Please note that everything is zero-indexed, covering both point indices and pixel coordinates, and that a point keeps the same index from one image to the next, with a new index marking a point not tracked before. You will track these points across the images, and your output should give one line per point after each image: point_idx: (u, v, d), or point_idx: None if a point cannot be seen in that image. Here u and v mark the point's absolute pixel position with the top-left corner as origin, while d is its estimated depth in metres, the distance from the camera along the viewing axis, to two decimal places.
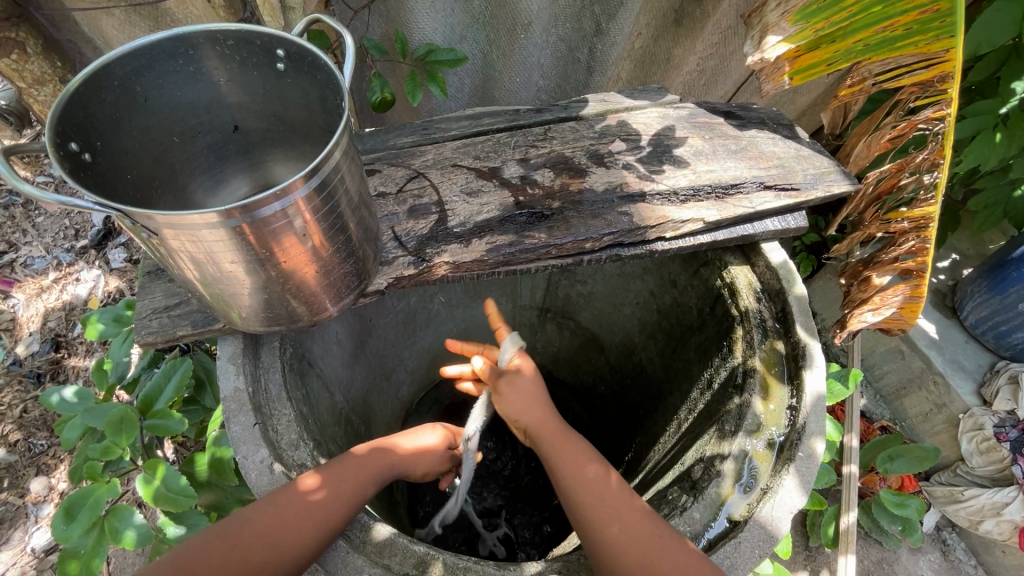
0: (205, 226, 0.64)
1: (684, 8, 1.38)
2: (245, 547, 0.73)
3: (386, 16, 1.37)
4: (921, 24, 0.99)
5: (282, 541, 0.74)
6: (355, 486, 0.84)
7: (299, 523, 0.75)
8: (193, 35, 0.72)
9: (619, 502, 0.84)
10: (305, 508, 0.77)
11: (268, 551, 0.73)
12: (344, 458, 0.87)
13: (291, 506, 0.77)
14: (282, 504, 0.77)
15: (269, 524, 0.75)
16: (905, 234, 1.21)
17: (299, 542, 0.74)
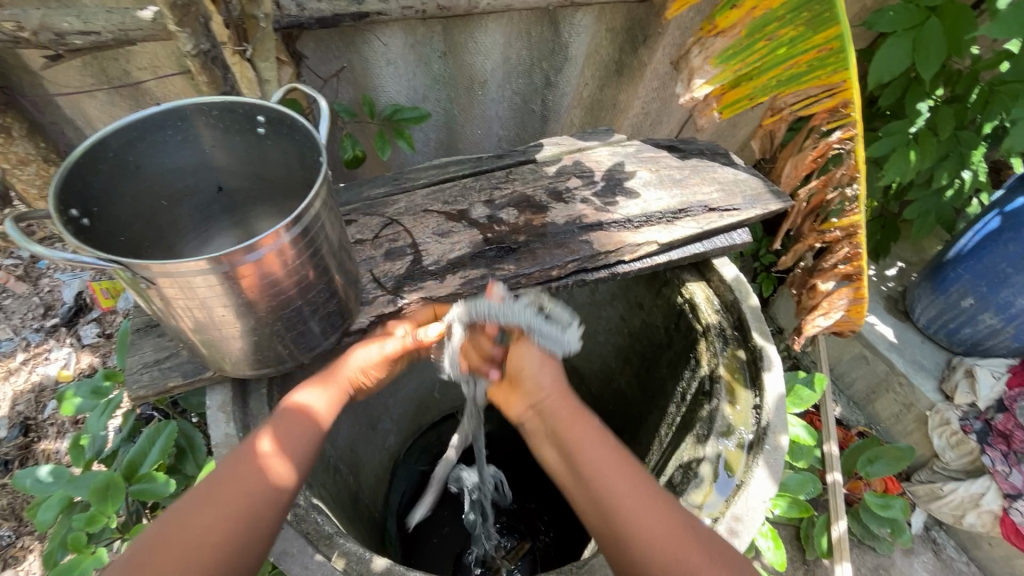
0: (197, 273, 0.70)
1: (623, 59, 1.54)
2: (167, 554, 0.67)
3: (353, 82, 1.46)
4: (821, 60, 1.12)
5: (209, 546, 0.69)
6: (282, 472, 0.77)
7: (233, 507, 0.72)
8: (183, 108, 0.80)
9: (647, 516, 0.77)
10: (227, 504, 0.72)
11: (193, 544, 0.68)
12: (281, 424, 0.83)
13: (211, 505, 0.72)
14: (201, 497, 0.72)
15: (193, 511, 0.71)
16: (839, 242, 1.33)
17: (228, 542, 0.70)
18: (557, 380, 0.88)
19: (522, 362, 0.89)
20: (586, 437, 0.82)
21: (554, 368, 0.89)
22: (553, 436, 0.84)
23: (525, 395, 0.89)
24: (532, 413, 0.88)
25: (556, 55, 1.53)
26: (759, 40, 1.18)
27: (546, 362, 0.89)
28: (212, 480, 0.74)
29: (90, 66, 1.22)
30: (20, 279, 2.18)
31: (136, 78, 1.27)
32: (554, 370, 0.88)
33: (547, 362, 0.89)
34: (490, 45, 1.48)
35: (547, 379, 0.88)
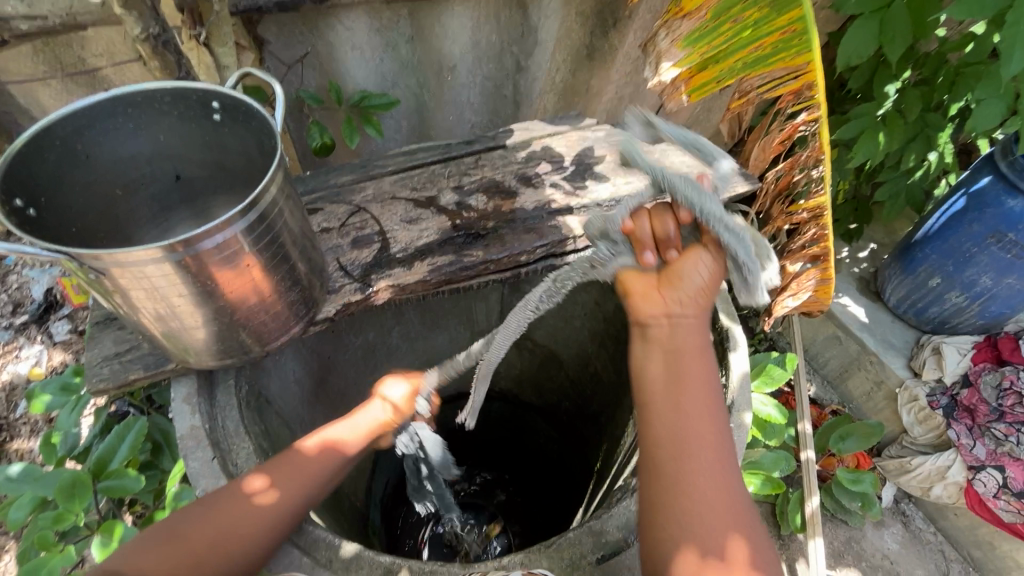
0: (150, 263, 0.69)
1: (594, 43, 1.53)
2: (184, 541, 0.77)
3: (319, 68, 1.43)
4: (785, 42, 1.11)
5: (238, 531, 0.78)
6: (309, 481, 0.88)
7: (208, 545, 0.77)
8: (133, 94, 0.78)
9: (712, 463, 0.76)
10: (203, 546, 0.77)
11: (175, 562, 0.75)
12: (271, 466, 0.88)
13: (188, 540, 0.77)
14: (188, 525, 0.78)
15: (219, 504, 0.80)
16: (807, 223, 1.35)
17: (252, 528, 0.80)
18: (699, 298, 0.86)
19: (692, 268, 0.86)
20: (699, 382, 0.81)
21: (705, 300, 0.87)
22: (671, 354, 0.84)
23: (670, 301, 0.86)
24: (665, 322, 0.87)
25: (526, 39, 1.51)
26: (724, 21, 1.19)
27: (703, 288, 0.86)
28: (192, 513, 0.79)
29: (42, 53, 1.18)
30: None
31: (91, 65, 1.23)
32: (702, 305, 0.87)
33: (712, 274, 0.87)
34: (458, 29, 1.46)
35: (695, 288, 0.86)
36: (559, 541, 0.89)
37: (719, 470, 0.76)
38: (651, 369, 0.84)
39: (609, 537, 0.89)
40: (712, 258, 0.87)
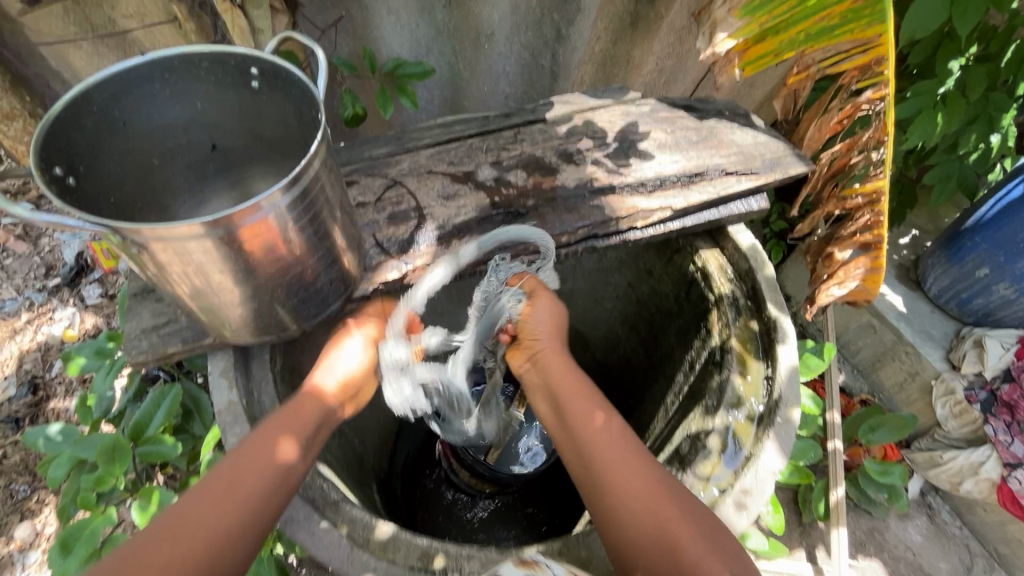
0: (191, 238, 0.67)
1: (639, 10, 1.45)
2: (193, 519, 0.72)
3: (352, 33, 1.37)
4: (855, 12, 1.05)
5: (249, 480, 0.76)
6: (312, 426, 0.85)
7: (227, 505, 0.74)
8: (169, 58, 0.74)
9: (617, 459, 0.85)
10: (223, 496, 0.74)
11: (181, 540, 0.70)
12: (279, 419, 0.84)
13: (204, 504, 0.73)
14: (201, 497, 0.74)
15: (217, 496, 0.74)
16: (860, 209, 1.28)
17: (253, 504, 0.75)
18: (552, 334, 1.02)
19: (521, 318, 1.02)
20: (579, 399, 0.93)
21: (554, 330, 1.02)
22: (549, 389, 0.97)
23: (526, 349, 1.03)
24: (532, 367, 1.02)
25: (567, 6, 1.43)
26: None
27: (549, 319, 1.02)
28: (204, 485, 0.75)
29: (73, 13, 1.14)
30: (19, 238, 2.14)
31: (123, 27, 1.19)
32: (556, 330, 1.03)
33: (550, 314, 1.02)
34: None
35: (537, 328, 1.02)
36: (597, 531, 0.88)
37: (630, 481, 0.82)
38: (542, 409, 0.98)
39: None
40: (542, 301, 1.03)
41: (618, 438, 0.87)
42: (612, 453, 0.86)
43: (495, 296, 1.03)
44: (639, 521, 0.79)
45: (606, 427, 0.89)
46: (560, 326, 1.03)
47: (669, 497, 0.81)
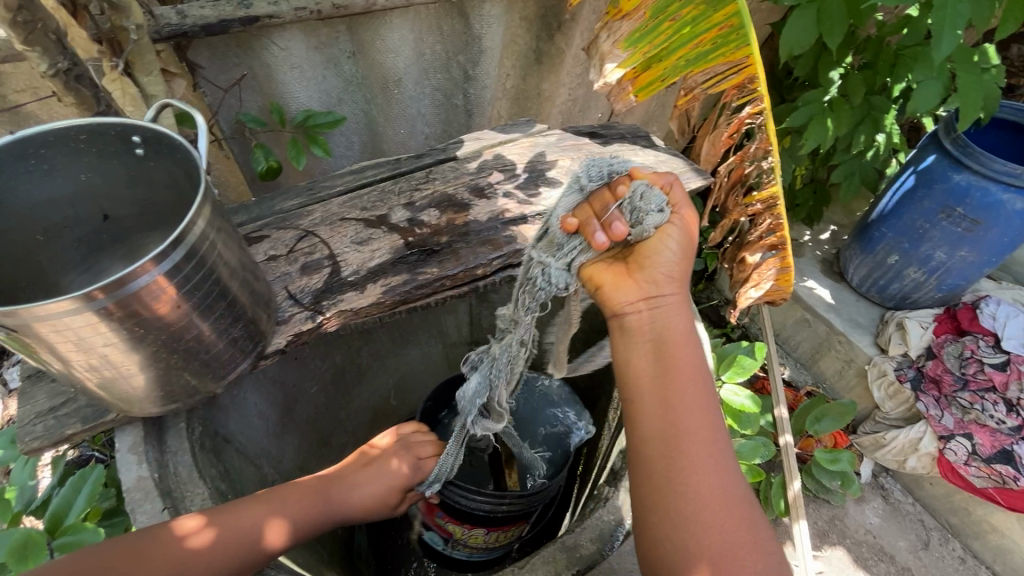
0: (68, 315, 0.65)
1: (541, 47, 1.53)
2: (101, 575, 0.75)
3: (260, 89, 1.38)
4: (723, 38, 1.13)
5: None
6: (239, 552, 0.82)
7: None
8: (42, 134, 0.73)
9: (703, 440, 0.78)
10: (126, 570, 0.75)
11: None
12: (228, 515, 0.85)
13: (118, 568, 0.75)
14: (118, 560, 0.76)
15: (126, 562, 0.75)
16: (762, 214, 1.36)
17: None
18: (680, 272, 0.88)
19: (657, 246, 0.86)
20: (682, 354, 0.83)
21: (683, 271, 0.88)
22: (656, 337, 0.85)
23: (646, 287, 0.86)
24: (643, 309, 0.86)
25: (471, 48, 1.50)
26: (663, 20, 1.18)
27: (678, 257, 0.87)
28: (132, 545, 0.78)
29: None
30: None
31: (14, 102, 1.17)
32: (683, 272, 0.88)
33: (681, 250, 0.88)
34: (401, 42, 1.43)
35: (670, 264, 0.87)
36: (532, 561, 0.90)
37: (705, 476, 0.75)
38: (639, 361, 0.85)
39: (583, 550, 0.91)
40: (683, 230, 0.88)
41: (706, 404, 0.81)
42: (700, 430, 0.79)
43: (641, 208, 0.86)
44: (701, 516, 0.73)
45: (698, 389, 0.82)
46: (686, 266, 0.89)
47: (741, 502, 0.75)
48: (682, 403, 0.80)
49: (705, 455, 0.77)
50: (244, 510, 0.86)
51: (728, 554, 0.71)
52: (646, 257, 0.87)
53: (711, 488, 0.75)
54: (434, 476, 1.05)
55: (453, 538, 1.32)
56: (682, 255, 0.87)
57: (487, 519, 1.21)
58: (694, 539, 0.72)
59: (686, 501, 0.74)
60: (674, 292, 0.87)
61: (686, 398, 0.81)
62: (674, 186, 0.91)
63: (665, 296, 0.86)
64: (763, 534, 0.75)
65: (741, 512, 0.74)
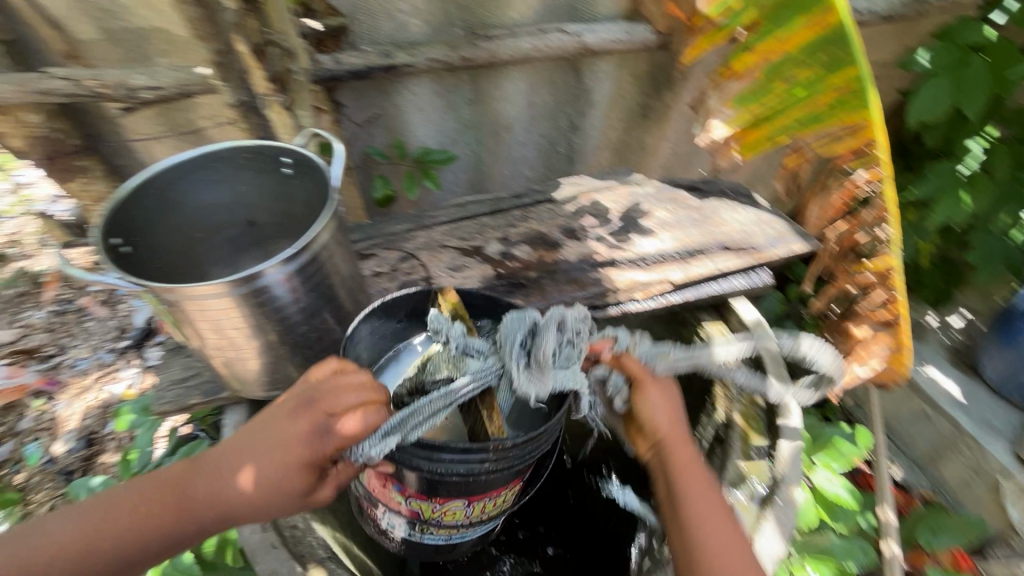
0: (213, 297, 0.77)
1: (650, 102, 1.62)
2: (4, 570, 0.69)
3: (388, 127, 1.56)
4: (840, 101, 1.07)
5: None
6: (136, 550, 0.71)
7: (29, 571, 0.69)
8: (218, 151, 0.90)
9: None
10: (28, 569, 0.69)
11: None
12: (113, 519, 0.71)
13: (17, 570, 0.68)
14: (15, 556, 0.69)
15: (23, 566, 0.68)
16: (874, 286, 1.26)
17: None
18: (675, 427, 0.84)
19: (641, 403, 0.84)
20: (706, 516, 0.77)
21: (678, 423, 0.84)
22: (671, 500, 0.80)
23: (648, 440, 0.85)
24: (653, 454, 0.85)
25: (580, 100, 1.58)
26: (776, 82, 1.17)
27: (670, 409, 0.85)
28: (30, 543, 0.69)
29: (161, 117, 1.37)
30: (102, 304, 2.42)
31: (198, 126, 1.41)
32: (678, 425, 0.84)
33: (665, 404, 0.85)
34: (515, 92, 1.54)
35: (664, 424, 0.84)
36: None
37: None
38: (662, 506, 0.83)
39: None
40: (656, 392, 0.85)
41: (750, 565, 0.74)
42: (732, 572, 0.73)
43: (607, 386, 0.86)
44: None
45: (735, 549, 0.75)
46: (680, 417, 0.85)
47: None
48: (706, 544, 0.76)
49: None
50: (134, 512, 0.71)
51: None
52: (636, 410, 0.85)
53: None
54: (422, 413, 0.75)
55: (420, 519, 0.96)
56: (663, 399, 0.85)
57: (466, 491, 0.90)
58: None
59: None
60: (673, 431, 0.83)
61: (708, 544, 0.75)
62: (623, 356, 0.87)
63: (665, 438, 0.83)
64: None
65: None
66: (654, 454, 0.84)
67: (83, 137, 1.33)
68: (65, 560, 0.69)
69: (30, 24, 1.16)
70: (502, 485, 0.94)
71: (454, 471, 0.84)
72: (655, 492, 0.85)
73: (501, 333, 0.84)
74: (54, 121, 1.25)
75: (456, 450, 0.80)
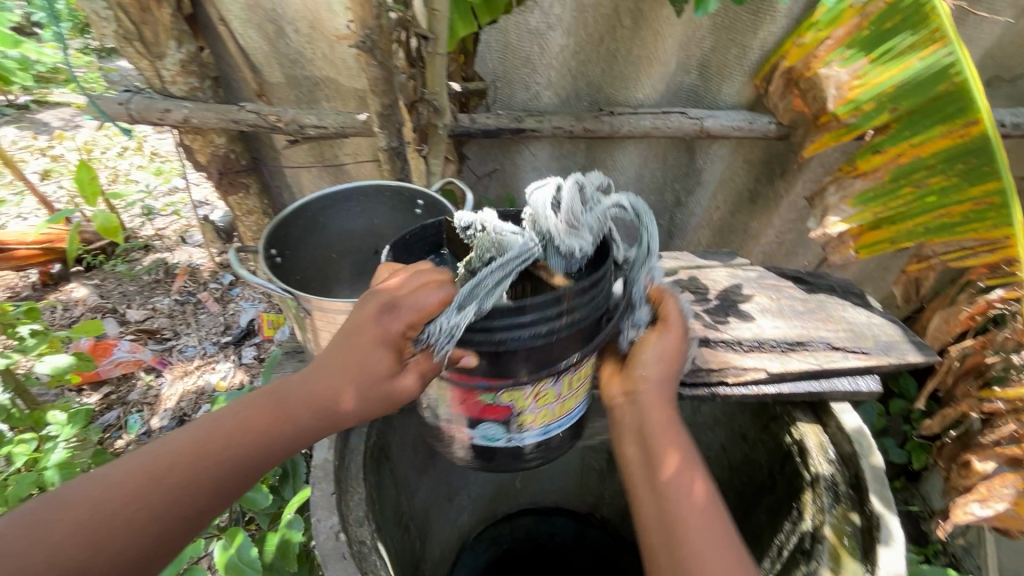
0: (342, 312, 0.89)
1: (758, 189, 1.61)
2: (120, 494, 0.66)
3: (502, 182, 1.68)
4: (978, 213, 1.05)
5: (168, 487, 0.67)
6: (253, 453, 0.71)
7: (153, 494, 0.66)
8: (367, 187, 1.04)
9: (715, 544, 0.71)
10: (148, 490, 0.67)
11: (110, 525, 0.64)
12: (223, 421, 0.72)
13: (135, 485, 0.66)
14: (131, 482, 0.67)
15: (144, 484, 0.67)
16: (1003, 416, 1.13)
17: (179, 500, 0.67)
18: (664, 377, 0.84)
19: (644, 348, 0.86)
20: (680, 460, 0.78)
21: (671, 374, 0.86)
22: (638, 436, 0.80)
23: (631, 381, 0.84)
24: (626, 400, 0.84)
25: (689, 179, 1.62)
26: (904, 185, 1.14)
27: (667, 362, 0.85)
28: (140, 465, 0.68)
29: (313, 150, 1.57)
30: (216, 300, 2.69)
31: (341, 161, 1.60)
32: (671, 374, 0.86)
33: (669, 353, 0.86)
34: (627, 163, 1.61)
35: (657, 366, 0.84)
36: None
37: None
38: (627, 449, 0.81)
39: None
40: (672, 341, 0.86)
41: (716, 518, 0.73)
42: (711, 526, 0.72)
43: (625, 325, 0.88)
44: None
45: (701, 502, 0.74)
46: (675, 372, 0.86)
47: None
48: (691, 496, 0.74)
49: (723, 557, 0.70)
50: (244, 418, 0.72)
51: None
52: (638, 351, 0.86)
53: None
54: (487, 298, 0.65)
55: (514, 414, 0.79)
56: (672, 354, 0.86)
57: (553, 366, 0.74)
58: None
59: None
60: (662, 383, 0.84)
61: (690, 494, 0.74)
62: (666, 298, 0.90)
63: (652, 384, 0.83)
64: None
65: None
66: (628, 399, 0.83)
67: (249, 159, 1.56)
68: (155, 500, 0.67)
69: (235, 66, 1.42)
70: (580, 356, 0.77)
71: (538, 350, 0.72)
72: (620, 444, 0.83)
73: (530, 217, 0.72)
74: (233, 142, 1.48)
75: (515, 325, 0.68)
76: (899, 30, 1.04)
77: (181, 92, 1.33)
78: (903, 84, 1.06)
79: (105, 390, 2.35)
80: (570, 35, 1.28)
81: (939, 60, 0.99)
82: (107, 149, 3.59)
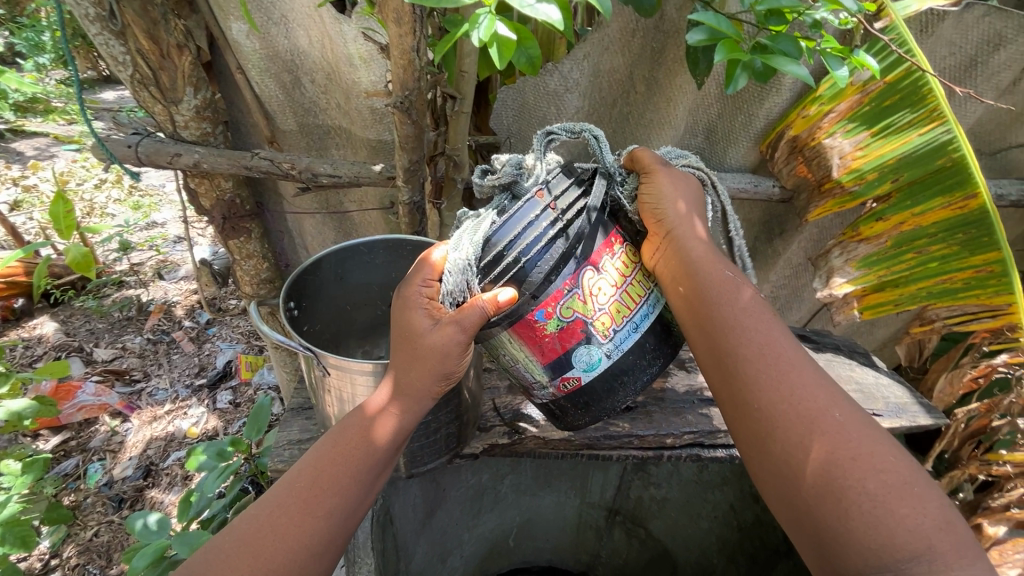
0: (362, 372, 0.84)
1: (757, 246, 1.65)
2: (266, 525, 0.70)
3: None
4: (980, 279, 1.11)
5: (314, 502, 0.71)
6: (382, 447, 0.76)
7: (301, 516, 0.71)
8: (390, 241, 1.03)
9: (772, 381, 0.73)
10: (295, 516, 0.70)
11: (262, 556, 0.68)
12: (345, 433, 0.76)
13: (283, 510, 0.71)
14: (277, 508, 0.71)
15: (291, 507, 0.71)
16: (1012, 479, 1.16)
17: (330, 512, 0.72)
18: (685, 218, 0.83)
19: (650, 199, 0.83)
20: (721, 295, 0.80)
21: (690, 213, 0.84)
22: (678, 281, 0.81)
23: (654, 241, 0.83)
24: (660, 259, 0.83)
25: None
26: (907, 251, 1.18)
27: (678, 201, 0.83)
28: (281, 493, 0.72)
29: (318, 197, 1.56)
30: (191, 340, 2.57)
31: (346, 208, 1.59)
32: (691, 214, 0.84)
33: (678, 196, 0.84)
34: None
35: (676, 208, 0.83)
36: None
37: (792, 409, 0.71)
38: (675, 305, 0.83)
39: None
40: (667, 182, 0.84)
41: (770, 333, 0.77)
42: (765, 363, 0.74)
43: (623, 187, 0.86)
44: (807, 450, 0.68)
45: (750, 326, 0.77)
46: (691, 209, 0.84)
47: (850, 425, 0.69)
48: (741, 342, 0.76)
49: (789, 391, 0.72)
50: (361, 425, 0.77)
51: (862, 488, 0.65)
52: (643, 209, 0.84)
53: (800, 426, 0.69)
54: (470, 232, 0.74)
55: (586, 322, 0.76)
56: (675, 200, 0.83)
57: (578, 259, 0.75)
58: (807, 489, 0.67)
59: (775, 447, 0.70)
60: (683, 229, 0.82)
61: (737, 342, 0.76)
62: (638, 151, 0.87)
63: (673, 238, 0.82)
64: (896, 455, 0.67)
65: (849, 430, 0.69)
66: (661, 251, 0.82)
67: (252, 203, 1.53)
68: (304, 507, 0.71)
69: (247, 112, 1.42)
70: (603, 245, 0.78)
71: (554, 250, 0.73)
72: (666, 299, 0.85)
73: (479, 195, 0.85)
74: (238, 187, 1.46)
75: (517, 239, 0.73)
76: (898, 108, 1.11)
77: (192, 137, 1.31)
78: (906, 158, 1.11)
79: (64, 436, 2.18)
80: (586, 97, 1.34)
81: (938, 137, 1.07)
82: (84, 181, 3.51)
